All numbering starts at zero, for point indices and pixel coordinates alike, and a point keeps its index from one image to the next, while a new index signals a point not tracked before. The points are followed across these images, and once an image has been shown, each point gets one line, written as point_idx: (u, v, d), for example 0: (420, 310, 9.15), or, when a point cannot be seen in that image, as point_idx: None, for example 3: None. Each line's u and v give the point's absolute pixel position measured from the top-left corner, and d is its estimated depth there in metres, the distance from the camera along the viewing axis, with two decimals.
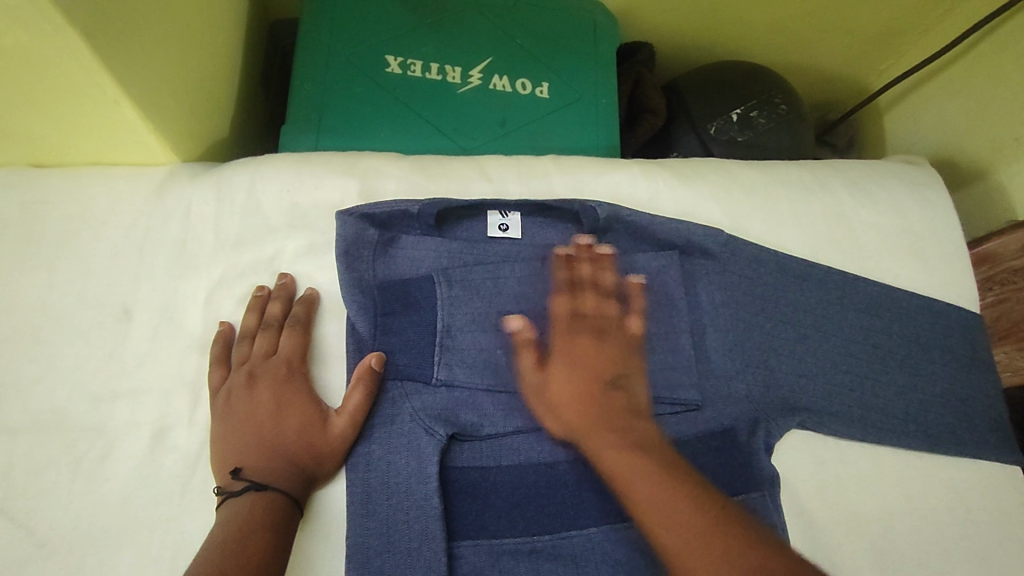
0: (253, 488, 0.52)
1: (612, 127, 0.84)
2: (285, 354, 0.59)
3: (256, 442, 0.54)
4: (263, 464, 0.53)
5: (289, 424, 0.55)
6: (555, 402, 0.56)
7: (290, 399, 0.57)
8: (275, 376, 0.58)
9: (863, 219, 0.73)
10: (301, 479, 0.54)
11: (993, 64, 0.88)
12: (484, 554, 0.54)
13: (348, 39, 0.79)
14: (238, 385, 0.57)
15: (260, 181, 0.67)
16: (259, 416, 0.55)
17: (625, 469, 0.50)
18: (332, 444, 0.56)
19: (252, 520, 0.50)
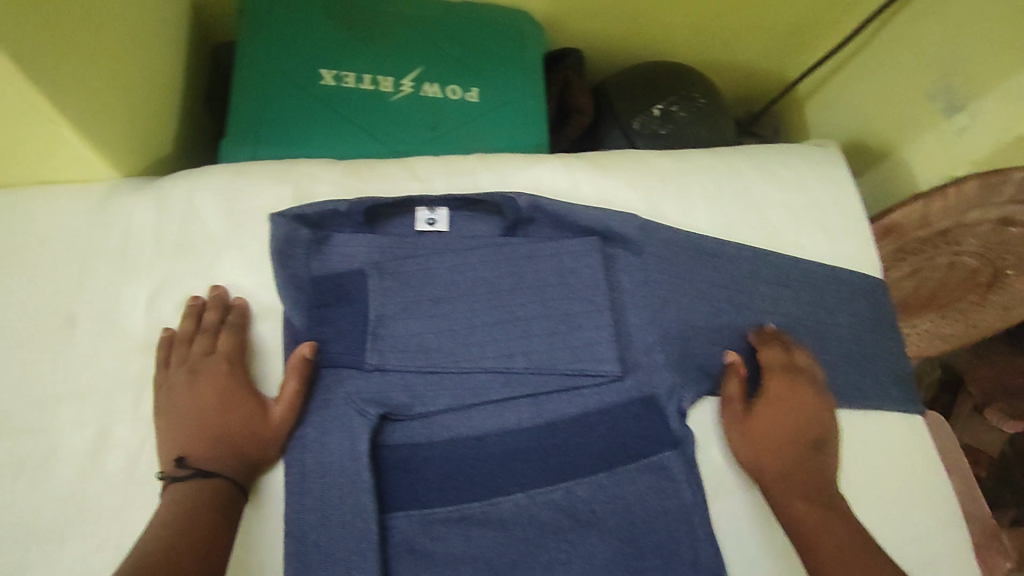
0: (195, 474, 0.55)
1: (540, 127, 0.89)
2: (221, 349, 0.62)
3: (196, 432, 0.58)
4: (204, 452, 0.57)
5: (227, 414, 0.58)
6: (759, 439, 0.63)
7: (227, 390, 0.60)
8: (214, 373, 0.61)
9: (772, 198, 0.77)
10: (242, 464, 0.57)
11: (892, 51, 0.94)
12: (416, 523, 0.59)
13: (281, 55, 0.83)
14: (181, 384, 0.60)
15: (199, 191, 0.70)
16: (200, 408, 0.59)
17: (803, 527, 0.59)
18: (271, 430, 0.59)
19: (195, 502, 0.53)
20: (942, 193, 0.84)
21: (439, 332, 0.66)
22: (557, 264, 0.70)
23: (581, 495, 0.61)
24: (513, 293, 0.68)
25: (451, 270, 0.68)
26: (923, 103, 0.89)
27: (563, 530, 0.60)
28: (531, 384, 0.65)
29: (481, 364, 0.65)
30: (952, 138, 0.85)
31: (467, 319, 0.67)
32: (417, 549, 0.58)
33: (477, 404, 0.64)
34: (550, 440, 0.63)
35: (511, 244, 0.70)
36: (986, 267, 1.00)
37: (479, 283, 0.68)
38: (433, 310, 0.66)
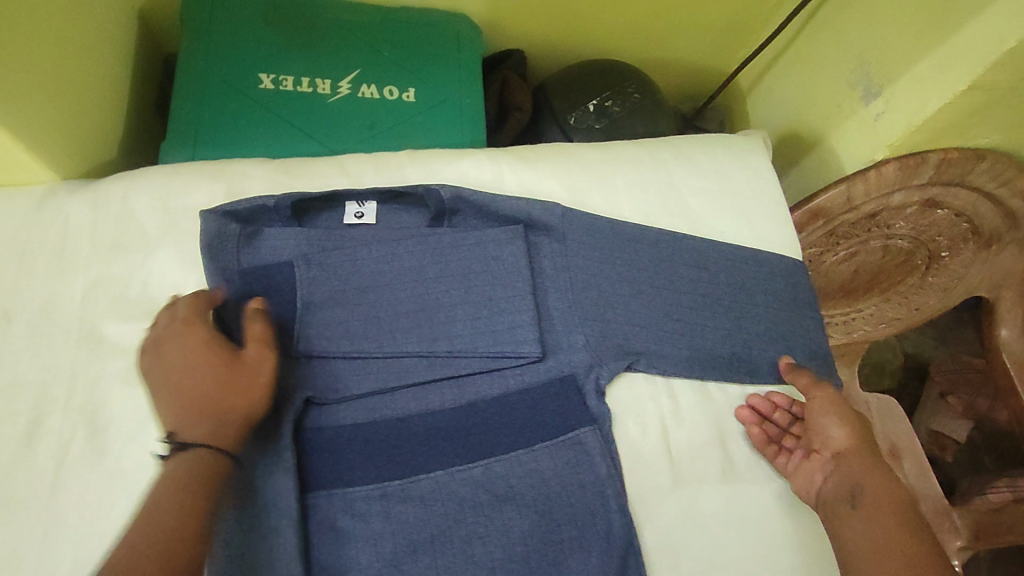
0: (190, 442, 0.52)
1: (476, 125, 0.92)
2: (183, 312, 0.60)
3: (180, 397, 0.55)
4: (191, 414, 0.54)
5: (201, 366, 0.56)
6: (861, 425, 0.67)
7: (194, 345, 0.58)
8: (182, 336, 0.58)
9: (692, 185, 0.80)
10: (231, 412, 0.55)
11: (818, 43, 0.97)
12: (338, 502, 0.61)
13: (220, 60, 0.86)
14: (155, 359, 0.58)
15: (136, 191, 0.72)
16: (174, 372, 0.56)
17: (895, 495, 0.61)
18: (250, 371, 0.58)
19: (195, 475, 0.51)
20: (864, 176, 0.87)
21: (365, 319, 0.68)
22: (481, 253, 0.72)
23: (500, 471, 0.63)
24: (438, 282, 0.71)
25: (375, 261, 0.70)
26: (846, 92, 0.92)
27: (482, 505, 0.62)
28: (453, 367, 0.68)
29: (405, 349, 0.67)
30: (870, 124, 0.88)
31: (392, 306, 0.69)
32: (337, 526, 0.60)
33: (400, 387, 0.67)
34: (469, 418, 0.66)
35: (436, 233, 0.72)
36: (918, 249, 1.04)
37: (404, 272, 0.70)
38: (360, 298, 0.69)
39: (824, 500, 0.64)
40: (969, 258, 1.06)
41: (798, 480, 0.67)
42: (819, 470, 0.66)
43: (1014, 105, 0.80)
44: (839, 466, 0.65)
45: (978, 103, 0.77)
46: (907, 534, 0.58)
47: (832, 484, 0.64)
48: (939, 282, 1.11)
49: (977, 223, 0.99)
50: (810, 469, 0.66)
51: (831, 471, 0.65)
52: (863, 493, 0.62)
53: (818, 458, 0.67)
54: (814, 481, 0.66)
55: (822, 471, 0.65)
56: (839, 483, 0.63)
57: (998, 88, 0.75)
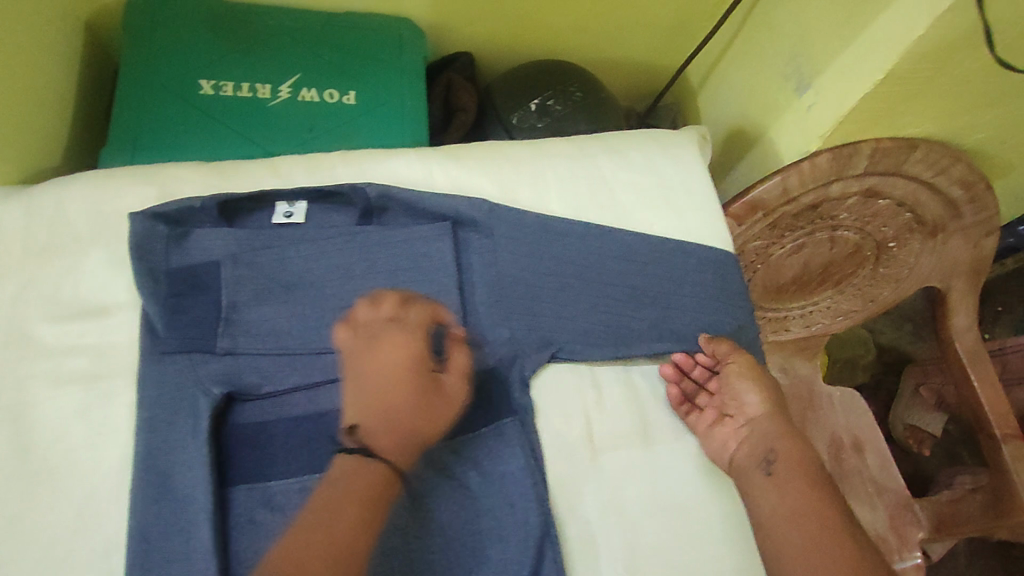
0: (371, 455, 0.63)
1: (416, 125, 0.93)
2: (412, 322, 0.69)
3: (383, 403, 0.65)
4: (383, 425, 0.64)
5: (408, 384, 0.66)
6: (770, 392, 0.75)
7: (408, 358, 0.67)
8: (398, 348, 0.67)
9: (621, 179, 0.81)
10: (419, 439, 0.65)
11: (757, 38, 0.98)
12: (257, 496, 0.63)
13: (161, 67, 0.87)
14: (364, 354, 0.67)
15: (68, 196, 0.73)
16: (385, 377, 0.66)
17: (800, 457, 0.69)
18: (446, 399, 0.67)
19: (368, 496, 0.61)
20: (799, 168, 0.88)
21: (291, 316, 0.70)
22: (409, 250, 0.73)
23: (418, 465, 0.65)
24: (365, 279, 0.72)
25: (302, 259, 0.72)
26: (782, 86, 0.93)
27: (399, 498, 0.63)
28: None
29: (329, 345, 0.69)
30: (804, 115, 0.89)
31: (318, 304, 0.70)
32: (256, 520, 0.62)
33: (325, 382, 0.68)
34: None
35: (364, 231, 0.73)
36: (866, 241, 1.05)
37: (331, 270, 0.72)
38: (286, 296, 0.70)
39: (739, 465, 0.70)
40: (917, 248, 1.06)
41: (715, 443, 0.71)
42: (734, 434, 0.72)
43: (936, 97, 0.81)
44: (752, 433, 0.72)
45: (899, 95, 0.79)
46: (816, 494, 0.67)
47: (746, 448, 0.71)
48: (891, 273, 1.11)
49: (919, 212, 0.99)
50: (727, 435, 0.72)
51: (744, 438, 0.71)
52: (776, 456, 0.70)
53: (731, 424, 0.73)
54: (729, 446, 0.71)
55: (736, 437, 0.72)
56: (754, 450, 0.70)
57: (917, 78, 0.76)
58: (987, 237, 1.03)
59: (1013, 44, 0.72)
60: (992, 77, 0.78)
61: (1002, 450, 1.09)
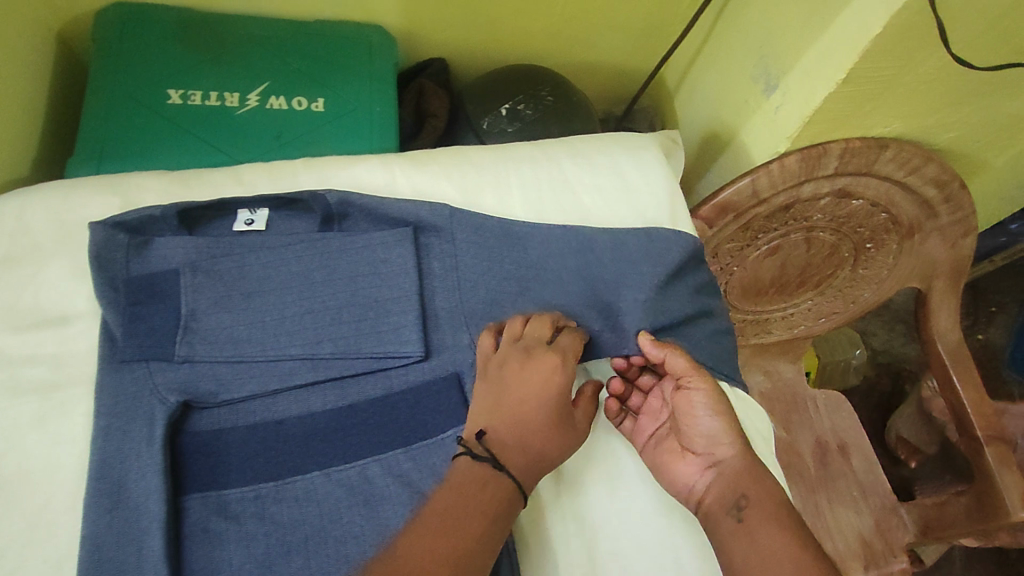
0: (504, 469, 0.60)
1: (386, 131, 0.93)
2: (565, 347, 0.68)
3: (519, 420, 0.63)
4: (517, 443, 0.62)
5: (553, 408, 0.64)
6: (738, 427, 0.65)
7: (560, 381, 0.65)
8: (551, 367, 0.66)
9: (585, 183, 0.81)
10: (543, 466, 0.63)
11: (726, 40, 0.98)
12: (211, 504, 0.62)
13: (129, 78, 0.88)
14: (515, 361, 0.66)
15: (31, 205, 0.73)
16: (528, 396, 0.64)
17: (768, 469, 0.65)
18: (575, 431, 0.67)
19: (493, 509, 0.58)
20: (767, 169, 0.87)
21: (251, 324, 0.69)
22: (369, 255, 0.72)
23: (375, 472, 0.64)
24: (325, 285, 0.71)
25: (262, 265, 0.71)
26: (751, 86, 0.93)
27: (355, 506, 0.62)
28: (335, 369, 0.68)
29: (288, 352, 0.68)
30: (772, 115, 0.89)
31: (278, 311, 0.69)
32: (209, 529, 0.61)
33: (282, 390, 0.67)
34: (348, 419, 0.66)
35: (325, 237, 0.73)
36: (843, 241, 1.04)
37: (291, 276, 0.71)
38: (245, 304, 0.69)
39: (707, 508, 0.64)
40: (895, 249, 1.04)
41: (678, 476, 0.67)
42: (700, 472, 0.66)
43: (901, 96, 0.81)
44: (721, 476, 0.65)
45: (863, 94, 0.79)
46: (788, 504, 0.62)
47: (715, 490, 0.64)
48: (871, 274, 1.10)
49: (895, 213, 0.98)
50: (694, 472, 0.66)
51: (711, 480, 0.65)
52: (748, 502, 0.62)
53: (693, 462, 0.67)
54: (697, 487, 0.66)
55: (701, 478, 0.66)
56: (720, 496, 0.64)
57: (878, 77, 0.76)
58: (964, 237, 1.01)
59: (973, 42, 0.72)
60: (955, 76, 0.78)
61: (984, 452, 1.04)
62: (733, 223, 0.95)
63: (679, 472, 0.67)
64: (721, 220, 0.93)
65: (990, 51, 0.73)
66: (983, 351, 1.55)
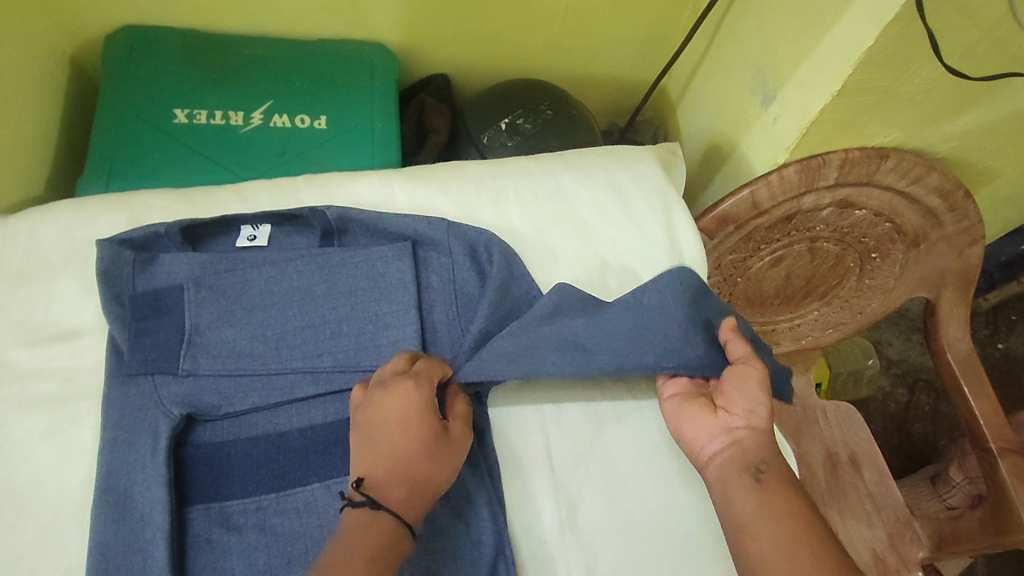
0: (380, 507, 0.56)
1: (386, 147, 0.95)
2: (421, 369, 0.64)
3: (390, 453, 0.59)
4: (394, 476, 0.58)
5: (418, 431, 0.60)
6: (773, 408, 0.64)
7: (420, 403, 0.61)
8: (402, 395, 0.61)
9: (580, 196, 0.82)
10: (427, 491, 0.59)
11: (725, 52, 0.99)
12: (214, 516, 0.62)
13: (137, 99, 0.91)
14: (371, 402, 0.62)
15: (42, 223, 0.75)
16: (390, 428, 0.60)
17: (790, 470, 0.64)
18: (455, 446, 0.62)
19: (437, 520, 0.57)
20: (767, 180, 0.87)
21: (252, 338, 0.69)
22: (368, 269, 0.73)
23: None
24: (325, 299, 0.71)
25: (263, 279, 0.72)
26: (749, 97, 0.93)
27: None
28: (335, 382, 0.68)
29: (288, 365, 0.68)
30: (771, 127, 0.89)
31: (280, 324, 0.70)
32: (213, 540, 0.61)
33: (283, 403, 0.67)
34: (348, 431, 0.66)
35: (325, 252, 0.74)
36: (847, 251, 1.03)
37: (293, 290, 0.72)
38: (247, 317, 0.70)
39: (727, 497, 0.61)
40: (901, 258, 1.03)
41: (697, 430, 0.65)
42: (722, 433, 0.63)
43: (899, 106, 0.81)
44: (743, 444, 0.62)
45: (859, 105, 0.79)
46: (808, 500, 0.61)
47: (728, 453, 0.62)
48: (877, 284, 1.08)
49: (899, 222, 0.98)
50: (716, 431, 0.64)
51: (733, 444, 0.63)
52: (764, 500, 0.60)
53: (722, 420, 0.64)
54: (713, 446, 0.64)
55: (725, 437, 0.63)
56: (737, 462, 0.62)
57: (873, 88, 0.77)
58: (970, 246, 0.99)
59: (968, 53, 0.72)
60: (954, 85, 0.78)
61: (998, 463, 1.02)
62: (732, 234, 0.94)
63: (700, 422, 0.65)
64: (722, 232, 0.93)
65: (988, 61, 0.73)
66: (1005, 360, 1.50)
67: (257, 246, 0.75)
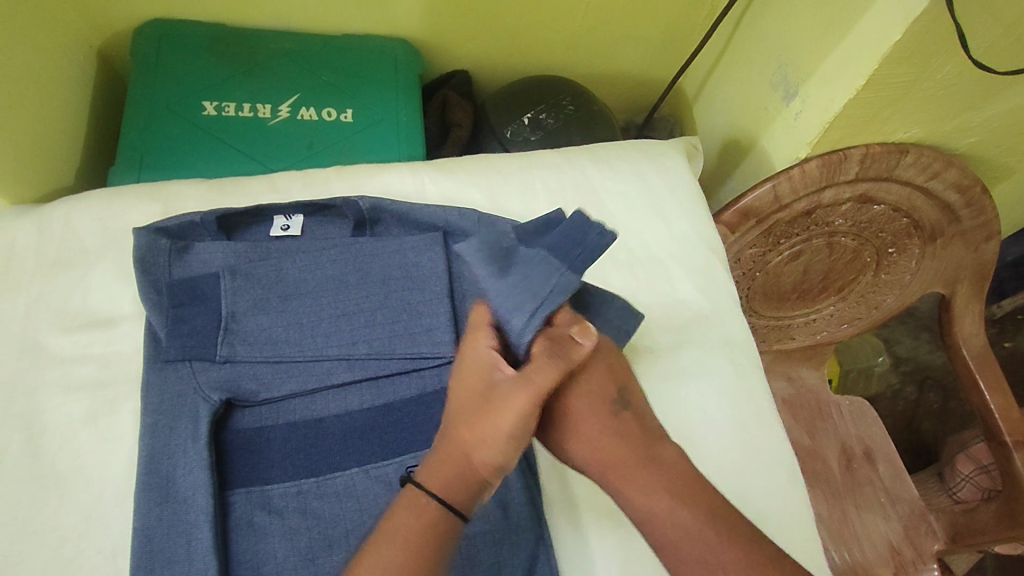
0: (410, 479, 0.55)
1: (411, 140, 0.96)
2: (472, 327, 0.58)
3: (449, 416, 0.57)
4: (442, 442, 0.55)
5: (468, 387, 0.56)
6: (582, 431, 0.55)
7: (476, 352, 0.57)
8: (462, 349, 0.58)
9: (607, 188, 0.83)
10: (466, 461, 0.53)
11: (745, 48, 1.00)
12: (255, 499, 0.62)
13: (167, 91, 0.92)
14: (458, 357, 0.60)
15: (78, 212, 0.76)
16: (456, 382, 0.57)
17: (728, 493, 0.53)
18: (502, 405, 0.53)
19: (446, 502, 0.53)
20: (788, 175, 0.89)
21: (288, 326, 0.70)
22: (401, 259, 0.74)
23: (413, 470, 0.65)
24: (360, 287, 0.72)
25: (298, 268, 0.73)
26: (771, 92, 0.95)
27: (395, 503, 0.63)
28: (371, 369, 0.69)
29: (325, 352, 0.69)
30: (792, 122, 0.91)
31: (315, 312, 0.71)
32: (254, 523, 0.61)
33: (320, 389, 0.68)
34: (385, 418, 0.67)
35: (358, 242, 0.75)
36: (864, 246, 1.04)
37: (328, 278, 0.72)
38: (283, 305, 0.71)
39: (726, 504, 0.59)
40: (917, 254, 1.04)
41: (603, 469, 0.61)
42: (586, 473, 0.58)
43: (921, 101, 0.82)
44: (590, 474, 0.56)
45: (882, 100, 0.81)
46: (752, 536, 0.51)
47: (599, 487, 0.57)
48: (893, 279, 1.10)
49: (917, 217, 0.99)
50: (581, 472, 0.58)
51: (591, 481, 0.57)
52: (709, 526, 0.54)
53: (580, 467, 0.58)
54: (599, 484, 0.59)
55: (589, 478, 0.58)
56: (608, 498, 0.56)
57: (898, 82, 0.78)
58: (986, 242, 1.00)
59: (993, 47, 0.73)
60: (976, 80, 0.79)
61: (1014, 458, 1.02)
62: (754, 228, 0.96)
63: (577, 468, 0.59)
64: (745, 226, 0.95)
65: (1012, 55, 0.75)
66: (1012, 359, 1.52)
67: (291, 235, 0.76)
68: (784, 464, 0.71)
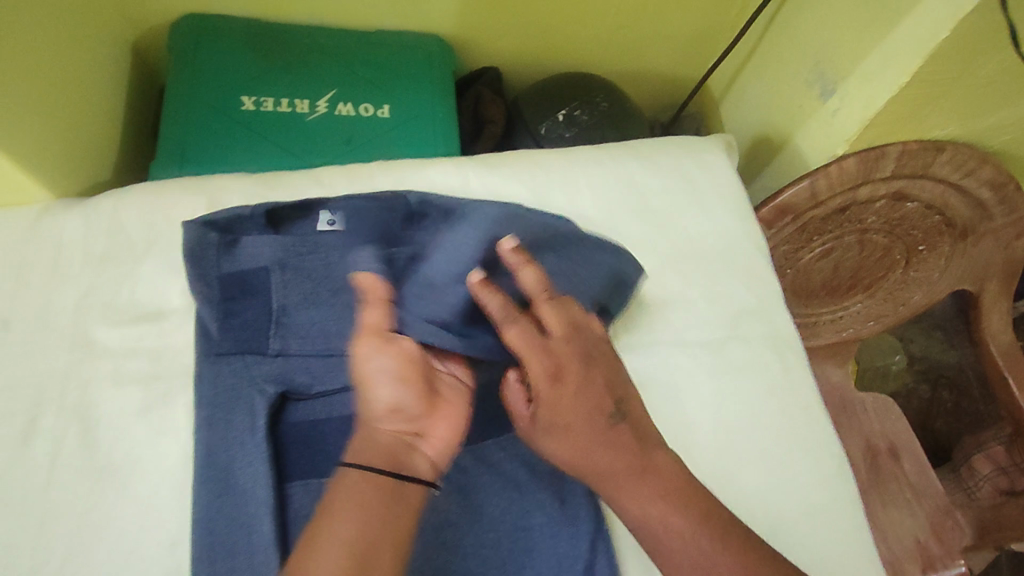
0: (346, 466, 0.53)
1: (448, 136, 0.96)
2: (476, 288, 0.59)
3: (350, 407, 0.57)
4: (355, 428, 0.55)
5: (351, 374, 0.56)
6: (579, 442, 0.56)
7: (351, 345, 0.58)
8: None
9: (650, 184, 0.83)
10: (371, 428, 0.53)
11: (778, 46, 1.01)
12: (313, 492, 0.62)
13: (206, 86, 0.91)
14: None
15: (124, 205, 0.76)
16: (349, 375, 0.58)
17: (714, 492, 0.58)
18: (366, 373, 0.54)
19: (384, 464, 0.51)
20: (826, 171, 0.89)
21: (340, 319, 0.70)
22: None
23: (468, 463, 0.65)
24: None
25: (347, 262, 0.71)
26: (806, 90, 0.95)
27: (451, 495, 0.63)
28: None
29: None
30: (829, 119, 0.91)
31: None
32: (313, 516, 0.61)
33: None
34: None
35: (406, 236, 0.74)
36: (894, 244, 1.05)
37: None
38: (334, 299, 0.70)
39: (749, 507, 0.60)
40: (947, 252, 1.05)
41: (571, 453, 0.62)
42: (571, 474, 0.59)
43: (961, 97, 0.83)
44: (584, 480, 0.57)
45: (923, 96, 0.81)
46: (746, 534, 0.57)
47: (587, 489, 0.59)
48: (921, 276, 1.10)
49: (948, 215, 1.00)
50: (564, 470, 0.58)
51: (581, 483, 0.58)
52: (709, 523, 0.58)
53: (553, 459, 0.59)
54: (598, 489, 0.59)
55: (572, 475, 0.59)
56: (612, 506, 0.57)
57: (940, 79, 0.78)
58: (1017, 240, 1.00)
59: None
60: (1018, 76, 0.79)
61: None
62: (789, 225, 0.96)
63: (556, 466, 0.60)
64: (781, 222, 0.95)
65: None
66: None
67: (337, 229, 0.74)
68: (829, 458, 0.72)
